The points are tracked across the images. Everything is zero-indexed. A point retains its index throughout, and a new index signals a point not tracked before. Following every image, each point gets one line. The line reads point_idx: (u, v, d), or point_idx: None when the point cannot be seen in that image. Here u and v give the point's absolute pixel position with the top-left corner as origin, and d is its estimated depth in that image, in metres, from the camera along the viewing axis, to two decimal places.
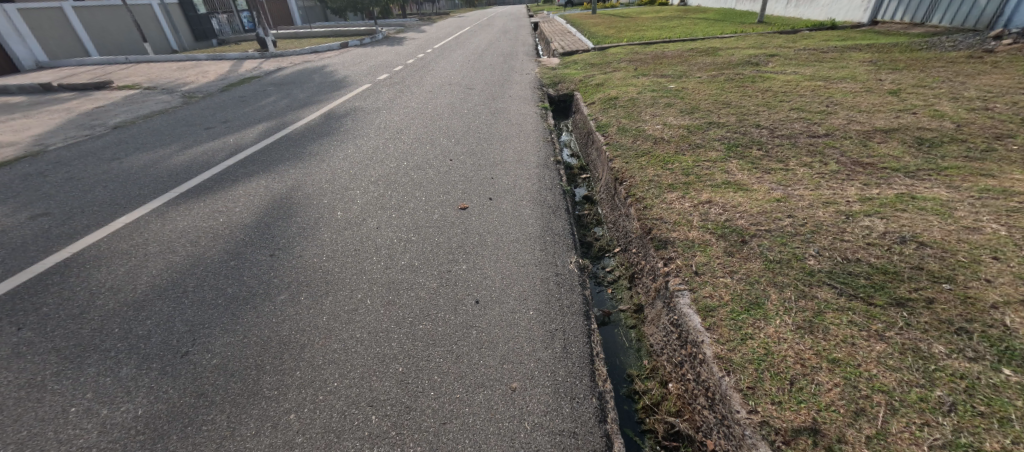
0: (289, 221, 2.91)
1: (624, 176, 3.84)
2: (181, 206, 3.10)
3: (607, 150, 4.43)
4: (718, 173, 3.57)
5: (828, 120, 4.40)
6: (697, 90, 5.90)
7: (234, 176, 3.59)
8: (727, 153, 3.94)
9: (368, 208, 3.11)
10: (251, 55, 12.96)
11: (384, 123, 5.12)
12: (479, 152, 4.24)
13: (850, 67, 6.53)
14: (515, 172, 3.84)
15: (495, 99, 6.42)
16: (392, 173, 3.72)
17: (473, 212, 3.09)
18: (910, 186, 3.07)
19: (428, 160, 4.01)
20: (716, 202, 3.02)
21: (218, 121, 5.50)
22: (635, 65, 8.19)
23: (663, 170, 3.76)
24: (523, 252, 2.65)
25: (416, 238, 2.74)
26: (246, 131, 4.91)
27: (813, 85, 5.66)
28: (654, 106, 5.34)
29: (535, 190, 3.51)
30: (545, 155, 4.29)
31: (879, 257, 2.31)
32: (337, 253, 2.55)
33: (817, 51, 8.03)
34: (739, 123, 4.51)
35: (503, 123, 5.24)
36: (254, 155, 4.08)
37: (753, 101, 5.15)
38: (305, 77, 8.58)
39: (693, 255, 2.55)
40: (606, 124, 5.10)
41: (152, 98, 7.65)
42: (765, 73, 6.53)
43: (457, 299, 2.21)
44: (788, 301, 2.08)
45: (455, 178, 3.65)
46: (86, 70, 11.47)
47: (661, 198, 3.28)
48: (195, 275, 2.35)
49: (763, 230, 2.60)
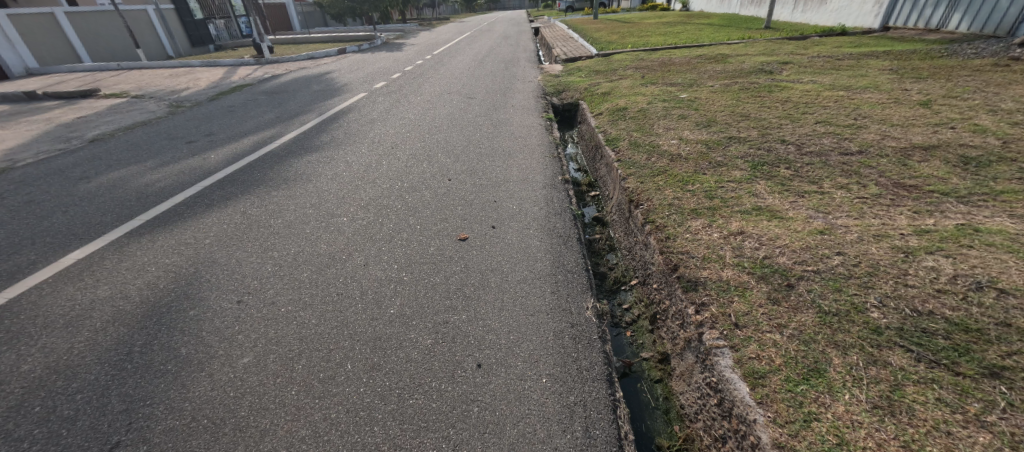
0: (264, 257, 2.56)
1: (639, 198, 3.49)
2: (144, 238, 2.75)
3: (619, 167, 4.07)
4: (746, 196, 3.22)
5: (859, 135, 4.05)
6: (711, 100, 5.56)
7: (208, 200, 3.26)
8: (752, 172, 3.59)
9: (356, 239, 2.76)
10: (246, 61, 12.62)
11: (378, 137, 4.79)
12: (480, 170, 3.90)
13: (871, 76, 6.19)
14: (519, 194, 3.48)
15: (497, 108, 6.09)
16: (384, 196, 3.37)
17: (474, 244, 2.73)
18: (968, 215, 2.72)
19: (424, 180, 3.67)
20: (749, 233, 2.67)
21: (202, 134, 5.15)
22: (641, 72, 7.85)
23: (683, 193, 3.41)
24: (532, 295, 2.30)
25: (408, 278, 2.38)
26: (230, 146, 4.57)
27: (835, 95, 5.31)
28: (667, 118, 4.99)
29: (543, 216, 3.16)
30: (552, 173, 3.94)
31: (955, 309, 1.95)
32: (313, 299, 2.19)
33: (832, 58, 7.68)
34: (762, 137, 4.16)
35: (506, 136, 4.90)
36: (235, 175, 3.74)
37: (774, 113, 4.80)
38: (299, 86, 8.25)
39: (730, 301, 2.19)
40: (616, 137, 4.74)
41: (137, 107, 7.31)
42: (782, 82, 6.18)
43: (455, 361, 1.85)
44: (856, 369, 1.74)
45: (453, 202, 3.31)
46: (75, 77, 11.14)
47: (685, 226, 2.93)
48: (145, 329, 1.99)
49: (810, 272, 2.24)
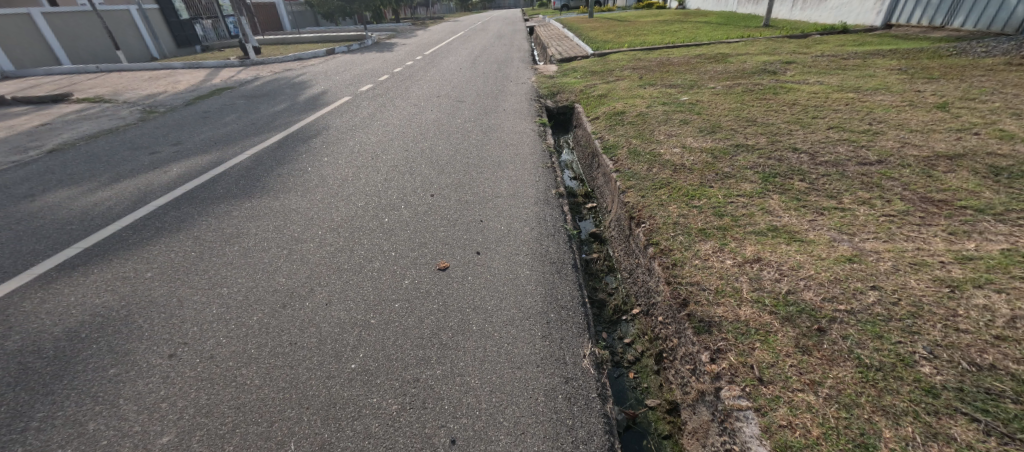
0: (211, 294, 2.23)
1: (641, 214, 3.17)
2: (77, 272, 2.42)
3: (617, 179, 3.75)
4: (759, 214, 2.91)
5: (876, 142, 3.73)
6: (713, 103, 5.25)
7: (161, 223, 2.94)
8: (763, 185, 3.28)
9: (320, 270, 2.43)
10: (231, 62, 12.27)
11: (358, 146, 4.46)
12: (465, 184, 3.57)
13: (880, 76, 5.90)
14: (507, 212, 3.16)
15: (487, 113, 5.76)
16: (357, 215, 3.04)
17: (454, 275, 2.41)
18: (1011, 238, 2.41)
19: (403, 196, 3.34)
20: (766, 259, 2.35)
21: (168, 143, 4.81)
22: (639, 73, 7.54)
23: (689, 209, 3.10)
24: (518, 341, 1.97)
25: (376, 320, 2.06)
26: (196, 158, 4.24)
27: (845, 97, 5.02)
28: (668, 124, 4.67)
29: (534, 238, 2.84)
30: (544, 186, 3.61)
31: (1021, 362, 1.64)
32: (261, 351, 1.86)
33: (837, 57, 7.38)
34: (771, 145, 3.85)
35: (496, 144, 4.57)
36: (195, 192, 3.40)
37: (781, 117, 4.50)
38: (281, 89, 7.89)
39: (751, 348, 1.87)
40: (614, 145, 4.43)
41: (108, 113, 6.94)
42: (787, 83, 5.88)
43: (422, 437, 1.55)
44: (911, 447, 1.44)
45: (434, 221, 2.98)
46: (51, 80, 10.71)
47: (693, 251, 2.60)
48: (50, 396, 1.68)
49: (843, 312, 1.92)
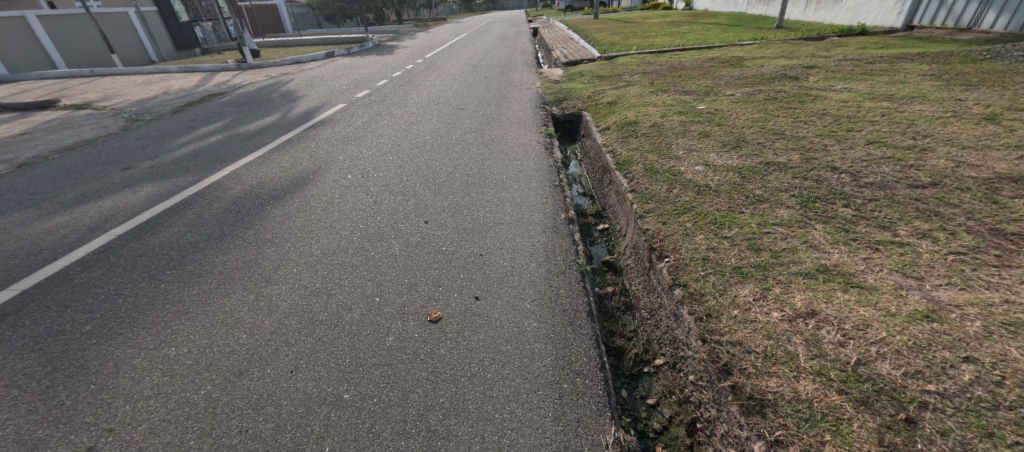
0: (155, 356, 1.86)
1: (664, 245, 2.78)
2: (5, 324, 2.08)
3: (634, 200, 3.36)
4: (802, 248, 2.51)
5: (925, 160, 3.32)
6: (734, 112, 4.86)
7: (116, 258, 2.59)
8: (802, 211, 2.89)
9: (290, 322, 2.06)
10: (227, 66, 11.94)
11: (348, 161, 4.11)
12: (464, 207, 3.20)
13: (912, 82, 5.49)
14: (510, 243, 2.78)
15: (489, 122, 5.39)
16: (340, 248, 2.67)
17: (447, 329, 2.04)
18: None
19: (393, 223, 2.97)
20: (822, 312, 1.97)
21: (145, 158, 4.47)
22: (650, 78, 7.14)
23: (718, 240, 2.71)
24: (524, 427, 1.62)
25: (348, 396, 1.70)
26: (171, 177, 3.89)
27: (878, 107, 4.61)
28: (686, 136, 4.28)
29: (541, 277, 2.46)
30: (551, 209, 3.23)
31: None
32: (206, 447, 1.52)
33: (861, 61, 6.94)
34: (805, 163, 3.45)
35: (499, 158, 4.19)
36: (162, 218, 3.06)
37: (812, 130, 4.10)
38: (274, 95, 7.55)
39: (819, 442, 1.52)
40: (628, 160, 4.03)
41: (91, 121, 6.61)
42: (812, 90, 5.46)
43: None
44: None
45: (427, 256, 2.60)
46: (42, 85, 10.41)
47: (729, 295, 2.21)
48: None
49: (934, 395, 1.56)
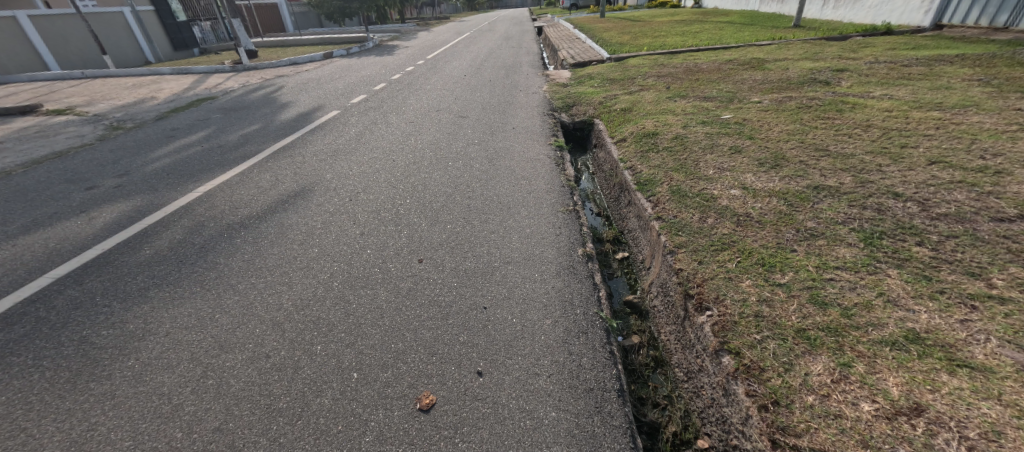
0: None
1: (703, 293, 2.32)
2: None
3: (661, 231, 2.89)
4: (881, 305, 2.05)
5: (1004, 185, 2.84)
6: (765, 123, 4.38)
7: (46, 312, 2.16)
8: (868, 251, 2.42)
9: (241, 413, 1.63)
10: (222, 67, 11.51)
11: (336, 180, 3.67)
12: (465, 241, 2.75)
13: (958, 88, 5.00)
14: (520, 289, 2.33)
15: (494, 132, 4.95)
16: (315, 299, 2.22)
17: (440, 424, 1.61)
18: None
19: (381, 262, 2.52)
20: (931, 408, 1.58)
21: (113, 174, 4.03)
22: (666, 81, 6.65)
23: (771, 289, 2.24)
24: None
25: None
26: (137, 198, 3.46)
27: (928, 117, 4.13)
28: (715, 152, 3.81)
29: (558, 340, 2.00)
30: (566, 243, 2.77)
31: None
32: None
33: (895, 63, 6.43)
34: (859, 187, 2.98)
35: (505, 177, 3.73)
36: (114, 254, 2.63)
37: (858, 145, 3.62)
38: (266, 100, 7.12)
39: None
40: (650, 179, 3.56)
41: (70, 129, 6.20)
42: (847, 97, 4.98)
43: None
44: None
45: (419, 309, 2.16)
46: (28, 88, 9.99)
47: (799, 374, 1.78)
48: None
49: None
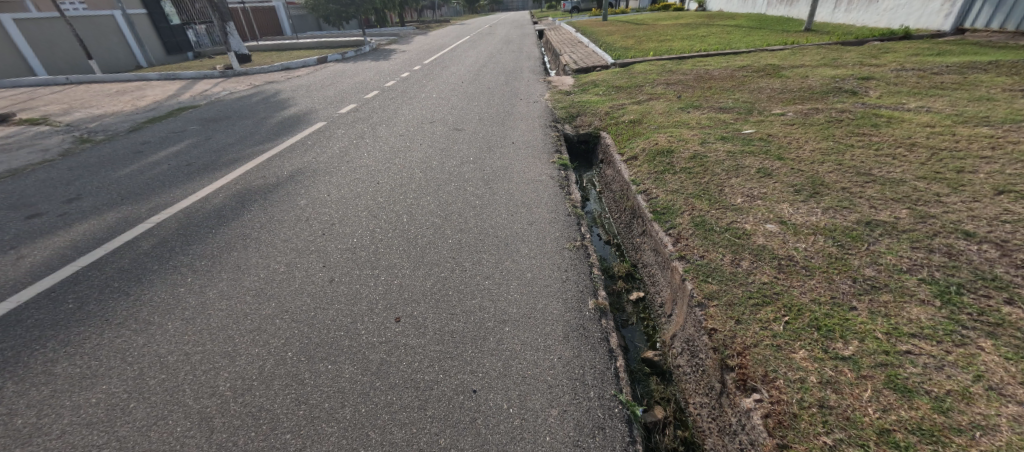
0: None
1: (747, 367, 1.86)
2: None
3: (687, 274, 2.42)
4: (983, 396, 1.60)
5: None
6: (793, 139, 3.93)
7: None
8: (947, 312, 1.96)
9: None
10: (212, 73, 11.08)
11: (310, 207, 3.22)
12: (452, 290, 2.29)
13: (1001, 100, 4.54)
14: (518, 361, 1.87)
15: (491, 148, 4.51)
16: (260, 380, 1.77)
17: None
18: None
19: (350, 322, 2.07)
20: None
21: (62, 199, 3.58)
22: (676, 89, 6.20)
23: (834, 365, 1.78)
24: None
25: None
26: (82, 228, 3.03)
27: (978, 134, 3.67)
28: (742, 175, 3.35)
29: (565, 442, 1.57)
30: (574, 293, 2.31)
31: None
32: None
33: (925, 71, 5.97)
34: (920, 223, 2.52)
35: (503, 203, 3.29)
36: (29, 309, 2.19)
37: (906, 168, 3.17)
38: (250, 109, 6.69)
39: None
40: (668, 207, 3.10)
41: (37, 141, 5.78)
42: (880, 109, 4.53)
43: None
44: None
45: (389, 395, 1.70)
46: (8, 95, 9.57)
47: None
48: None
49: None
